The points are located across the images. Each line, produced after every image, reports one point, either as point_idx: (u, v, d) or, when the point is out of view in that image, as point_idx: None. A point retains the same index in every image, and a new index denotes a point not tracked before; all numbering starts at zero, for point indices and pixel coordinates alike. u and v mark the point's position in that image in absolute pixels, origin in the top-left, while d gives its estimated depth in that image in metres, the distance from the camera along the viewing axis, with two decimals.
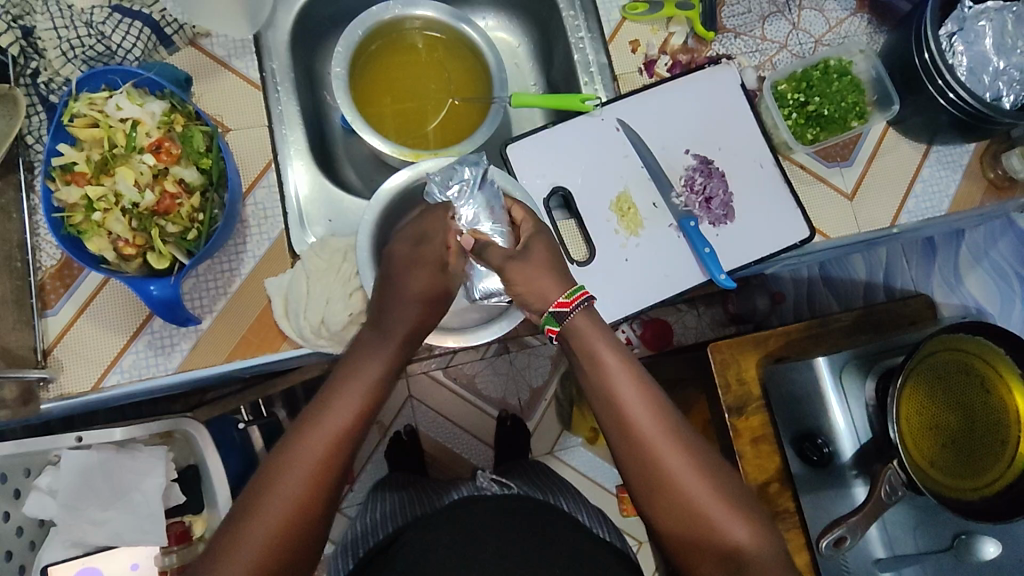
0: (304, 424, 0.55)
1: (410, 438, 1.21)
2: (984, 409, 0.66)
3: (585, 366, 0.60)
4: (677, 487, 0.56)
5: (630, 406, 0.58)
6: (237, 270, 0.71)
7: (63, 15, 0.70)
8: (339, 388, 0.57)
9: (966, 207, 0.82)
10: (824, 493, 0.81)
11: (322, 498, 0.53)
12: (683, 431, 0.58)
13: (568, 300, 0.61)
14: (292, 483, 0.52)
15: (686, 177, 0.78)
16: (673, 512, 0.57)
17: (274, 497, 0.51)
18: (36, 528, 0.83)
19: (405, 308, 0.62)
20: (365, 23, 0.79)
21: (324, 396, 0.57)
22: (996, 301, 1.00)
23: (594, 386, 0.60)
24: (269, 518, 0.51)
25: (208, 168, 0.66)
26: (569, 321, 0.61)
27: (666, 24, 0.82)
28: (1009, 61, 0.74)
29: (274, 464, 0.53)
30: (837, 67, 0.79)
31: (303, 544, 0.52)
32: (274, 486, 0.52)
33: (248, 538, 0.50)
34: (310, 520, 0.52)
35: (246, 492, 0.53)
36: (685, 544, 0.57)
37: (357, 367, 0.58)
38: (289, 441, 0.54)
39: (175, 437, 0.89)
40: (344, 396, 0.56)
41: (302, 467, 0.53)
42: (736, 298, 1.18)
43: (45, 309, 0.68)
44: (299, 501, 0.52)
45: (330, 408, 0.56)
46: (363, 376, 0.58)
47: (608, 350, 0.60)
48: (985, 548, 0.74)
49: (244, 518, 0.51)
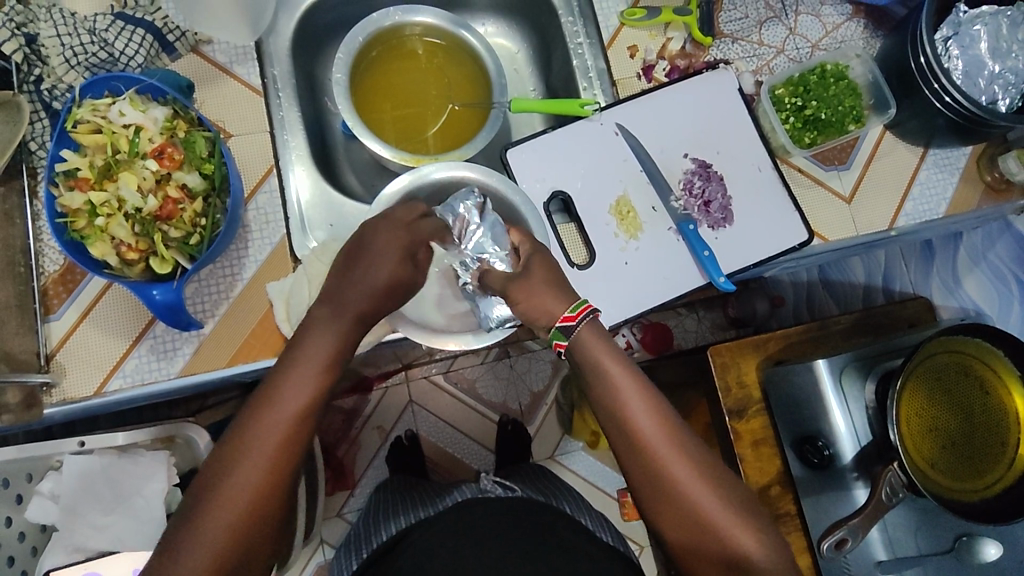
0: (262, 401, 0.50)
1: (411, 444, 1.21)
2: (984, 412, 0.66)
3: (590, 374, 0.60)
4: (685, 494, 0.56)
5: (631, 408, 0.58)
6: (240, 275, 0.71)
7: (67, 23, 0.71)
8: (296, 364, 0.52)
9: (964, 209, 0.83)
10: (825, 495, 0.82)
11: (283, 486, 0.49)
12: (684, 435, 0.58)
13: (574, 313, 0.61)
14: (253, 466, 0.48)
15: (684, 181, 0.78)
16: (676, 517, 0.56)
17: (232, 488, 0.47)
18: (39, 534, 0.83)
19: (363, 287, 0.56)
20: (366, 29, 0.80)
21: (279, 373, 0.51)
22: (994, 303, 1.00)
23: (598, 391, 0.60)
24: (230, 503, 0.47)
25: (211, 174, 0.67)
26: (574, 334, 0.61)
27: (664, 30, 0.83)
28: (1004, 65, 0.74)
29: (230, 451, 0.48)
30: (834, 71, 0.79)
31: (267, 527, 0.49)
32: (233, 470, 0.48)
33: (205, 534, 0.46)
34: (271, 511, 0.49)
35: (203, 474, 0.49)
36: (690, 549, 0.57)
37: (313, 340, 0.53)
38: (248, 419, 0.50)
39: (176, 442, 0.87)
40: (300, 374, 0.51)
41: (262, 456, 0.48)
42: (736, 302, 1.18)
43: (48, 314, 0.68)
44: (261, 491, 0.48)
45: (286, 387, 0.51)
46: (321, 350, 0.52)
47: (611, 356, 0.60)
48: (985, 549, 0.75)
49: (200, 511, 0.47)
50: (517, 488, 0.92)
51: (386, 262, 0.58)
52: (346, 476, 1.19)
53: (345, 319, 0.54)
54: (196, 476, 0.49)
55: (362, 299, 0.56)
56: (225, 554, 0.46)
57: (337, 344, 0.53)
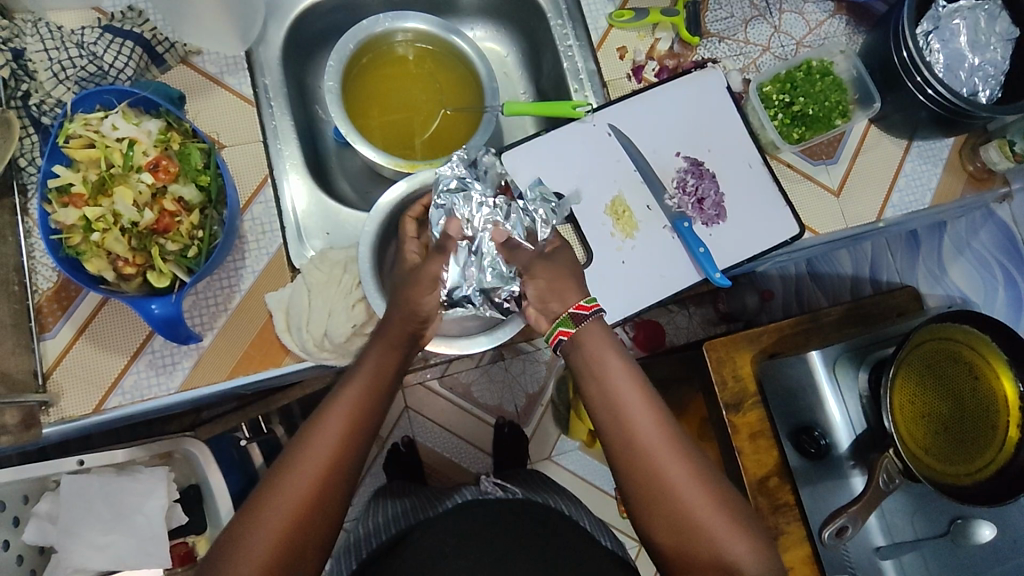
0: (309, 429, 0.57)
1: (408, 450, 1.21)
2: (973, 395, 0.68)
3: (591, 374, 0.62)
4: (677, 499, 0.58)
5: (634, 414, 0.60)
6: (238, 286, 0.71)
7: (54, 37, 0.70)
8: (326, 416, 0.57)
9: (948, 199, 0.84)
10: (824, 485, 0.83)
11: (308, 531, 0.54)
12: (684, 441, 0.60)
13: (588, 304, 0.64)
14: (297, 485, 0.54)
15: (678, 179, 0.79)
16: (668, 522, 0.58)
17: (259, 533, 0.52)
18: (37, 556, 0.81)
19: (397, 324, 0.63)
20: (356, 36, 0.80)
21: (310, 426, 0.57)
22: (981, 291, 1.02)
23: (598, 394, 0.62)
24: (275, 520, 0.53)
25: (207, 186, 0.66)
26: (584, 325, 0.63)
27: (652, 31, 0.84)
28: (983, 57, 0.76)
29: (260, 498, 0.54)
30: (820, 68, 0.81)
31: (311, 543, 0.54)
32: (278, 489, 0.54)
33: (252, 550, 0.52)
34: (312, 528, 0.54)
35: (253, 496, 0.55)
36: (682, 556, 0.58)
37: (342, 398, 0.58)
38: (297, 446, 0.56)
39: (174, 457, 0.89)
40: (330, 428, 0.57)
41: (304, 476, 0.54)
42: (726, 298, 1.20)
43: (43, 332, 0.67)
44: (286, 526, 0.53)
45: (316, 440, 0.56)
46: (348, 406, 0.58)
47: (619, 363, 0.62)
48: (980, 532, 0.76)
49: (228, 555, 0.52)
50: (517, 490, 0.93)
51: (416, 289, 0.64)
52: None
53: (371, 366, 0.60)
54: (230, 521, 0.55)
55: (384, 353, 0.61)
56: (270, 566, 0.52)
57: (363, 401, 0.59)
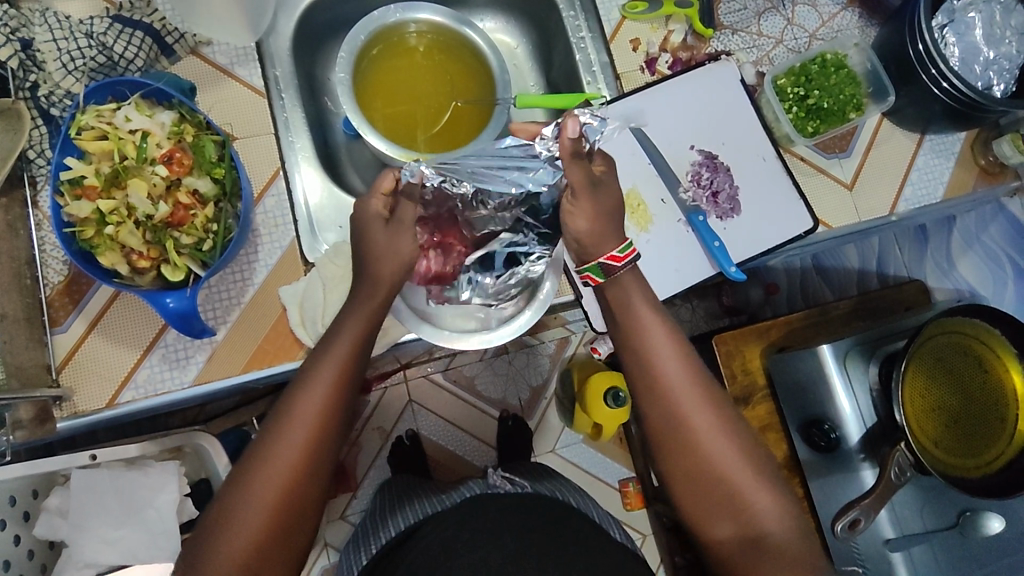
0: (291, 394, 0.57)
1: (412, 443, 1.20)
2: (984, 389, 0.67)
3: (619, 319, 0.62)
4: (700, 449, 0.59)
5: (663, 365, 0.60)
6: (252, 279, 0.70)
7: (62, 26, 0.69)
8: (306, 380, 0.57)
9: (959, 193, 0.84)
10: (834, 478, 0.83)
11: (301, 492, 0.55)
12: (713, 391, 0.61)
13: (622, 255, 0.61)
14: (282, 451, 0.55)
15: (692, 173, 0.79)
16: (689, 473, 0.60)
17: (251, 498, 0.54)
18: (47, 550, 0.81)
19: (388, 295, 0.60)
20: (367, 27, 0.79)
21: (291, 391, 0.57)
22: (988, 284, 1.03)
23: (632, 346, 0.61)
24: (265, 485, 0.54)
25: (222, 179, 0.65)
26: (614, 274, 0.61)
27: (665, 22, 0.83)
28: (998, 51, 0.76)
29: (250, 463, 0.55)
30: (835, 61, 0.81)
31: (305, 501, 0.56)
32: (266, 456, 0.55)
33: (245, 515, 0.53)
34: (306, 488, 0.55)
35: (244, 461, 0.56)
36: (699, 504, 0.60)
37: (323, 359, 0.57)
38: (281, 411, 0.56)
39: (185, 452, 0.89)
40: (312, 393, 0.56)
41: (290, 441, 0.55)
42: (731, 290, 1.16)
43: (55, 326, 0.66)
44: (277, 490, 0.54)
45: (299, 405, 0.56)
46: (331, 365, 0.57)
47: (648, 309, 0.62)
48: (990, 523, 0.77)
49: (225, 518, 0.54)
50: (525, 482, 0.93)
51: (402, 241, 0.60)
52: (348, 479, 1.18)
53: (352, 326, 0.59)
54: (224, 487, 0.56)
55: (366, 314, 0.59)
56: (266, 527, 0.54)
57: (343, 364, 0.57)
